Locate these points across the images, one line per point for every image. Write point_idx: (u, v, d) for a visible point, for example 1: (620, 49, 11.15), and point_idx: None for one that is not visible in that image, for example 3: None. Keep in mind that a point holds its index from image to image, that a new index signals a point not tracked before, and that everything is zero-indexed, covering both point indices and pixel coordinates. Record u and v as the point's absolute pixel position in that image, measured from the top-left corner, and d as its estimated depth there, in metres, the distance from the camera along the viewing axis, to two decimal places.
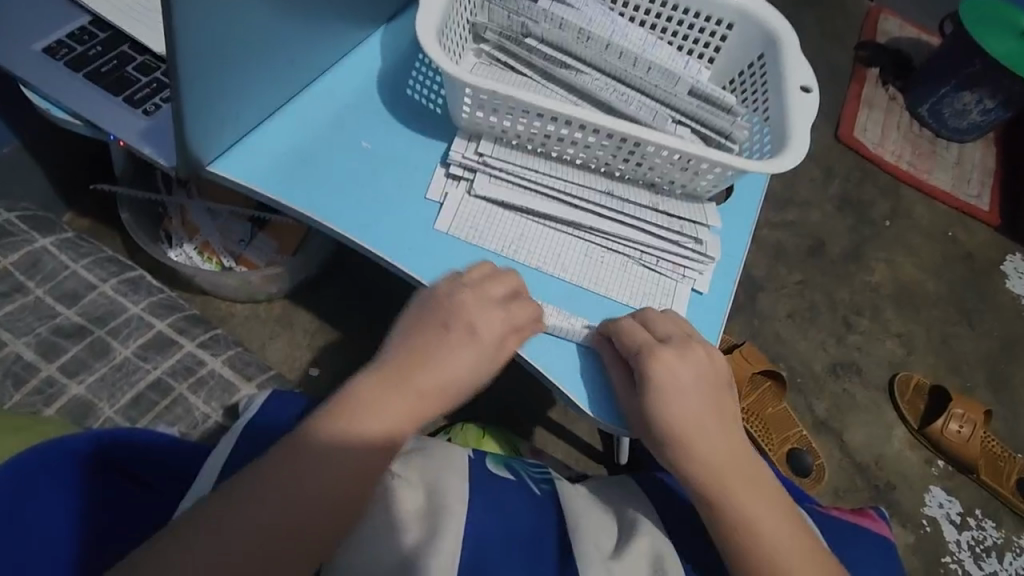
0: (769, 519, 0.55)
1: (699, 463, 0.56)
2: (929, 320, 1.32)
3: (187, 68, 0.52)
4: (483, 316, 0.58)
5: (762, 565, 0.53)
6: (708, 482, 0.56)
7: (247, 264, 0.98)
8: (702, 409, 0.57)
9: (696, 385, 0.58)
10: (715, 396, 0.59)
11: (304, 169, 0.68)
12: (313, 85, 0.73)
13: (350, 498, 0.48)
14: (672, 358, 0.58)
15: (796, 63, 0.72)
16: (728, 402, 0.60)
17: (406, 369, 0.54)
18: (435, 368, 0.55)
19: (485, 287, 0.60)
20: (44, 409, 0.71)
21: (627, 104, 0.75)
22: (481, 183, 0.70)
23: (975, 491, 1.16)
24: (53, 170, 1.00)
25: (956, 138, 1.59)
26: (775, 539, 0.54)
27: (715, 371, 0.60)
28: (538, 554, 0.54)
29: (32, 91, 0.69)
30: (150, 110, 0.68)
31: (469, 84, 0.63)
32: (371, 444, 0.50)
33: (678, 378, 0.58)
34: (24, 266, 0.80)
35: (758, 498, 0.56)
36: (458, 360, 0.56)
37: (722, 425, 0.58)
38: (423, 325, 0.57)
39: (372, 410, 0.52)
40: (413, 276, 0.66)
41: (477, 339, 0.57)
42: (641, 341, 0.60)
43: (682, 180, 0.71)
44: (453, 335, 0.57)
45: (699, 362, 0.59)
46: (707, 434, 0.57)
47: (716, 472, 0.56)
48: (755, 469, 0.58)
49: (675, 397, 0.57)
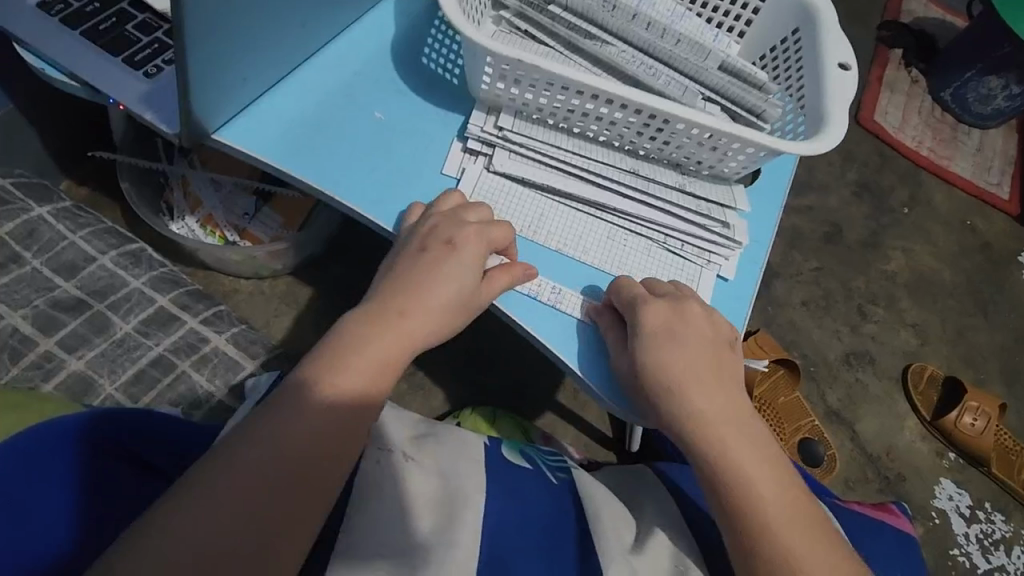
0: (770, 487, 0.51)
1: (694, 421, 0.53)
2: (945, 312, 1.30)
3: (194, 23, 0.47)
4: (464, 236, 0.58)
5: (760, 534, 0.49)
6: (707, 443, 0.53)
7: (251, 238, 0.94)
8: (700, 363, 0.55)
9: (692, 337, 0.56)
10: (712, 354, 0.56)
11: (313, 139, 0.65)
12: (324, 51, 0.69)
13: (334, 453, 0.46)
14: (666, 311, 0.57)
15: (836, 37, 0.68)
16: (728, 359, 0.57)
17: (387, 317, 0.52)
18: (421, 293, 0.54)
19: (467, 219, 0.59)
20: (42, 384, 0.68)
21: (655, 78, 0.71)
22: (500, 159, 0.67)
23: (985, 484, 1.16)
24: (50, 137, 0.96)
25: (978, 124, 1.54)
26: (776, 508, 0.50)
27: (712, 328, 0.58)
28: (556, 547, 0.52)
29: (25, 50, 0.64)
30: (152, 72, 0.64)
31: (491, 51, 0.60)
32: (361, 389, 0.49)
33: (674, 330, 0.56)
34: (20, 235, 0.76)
35: (761, 465, 0.52)
36: (442, 281, 0.55)
37: (721, 383, 0.55)
38: (405, 253, 0.57)
39: (354, 360, 0.49)
40: (392, 229, 0.62)
41: (459, 279, 0.56)
42: (635, 294, 0.58)
43: (710, 160, 0.67)
44: (430, 254, 0.56)
45: (696, 319, 0.57)
46: (705, 390, 0.54)
47: (711, 428, 0.53)
48: (757, 434, 0.54)
49: (670, 349, 0.55)
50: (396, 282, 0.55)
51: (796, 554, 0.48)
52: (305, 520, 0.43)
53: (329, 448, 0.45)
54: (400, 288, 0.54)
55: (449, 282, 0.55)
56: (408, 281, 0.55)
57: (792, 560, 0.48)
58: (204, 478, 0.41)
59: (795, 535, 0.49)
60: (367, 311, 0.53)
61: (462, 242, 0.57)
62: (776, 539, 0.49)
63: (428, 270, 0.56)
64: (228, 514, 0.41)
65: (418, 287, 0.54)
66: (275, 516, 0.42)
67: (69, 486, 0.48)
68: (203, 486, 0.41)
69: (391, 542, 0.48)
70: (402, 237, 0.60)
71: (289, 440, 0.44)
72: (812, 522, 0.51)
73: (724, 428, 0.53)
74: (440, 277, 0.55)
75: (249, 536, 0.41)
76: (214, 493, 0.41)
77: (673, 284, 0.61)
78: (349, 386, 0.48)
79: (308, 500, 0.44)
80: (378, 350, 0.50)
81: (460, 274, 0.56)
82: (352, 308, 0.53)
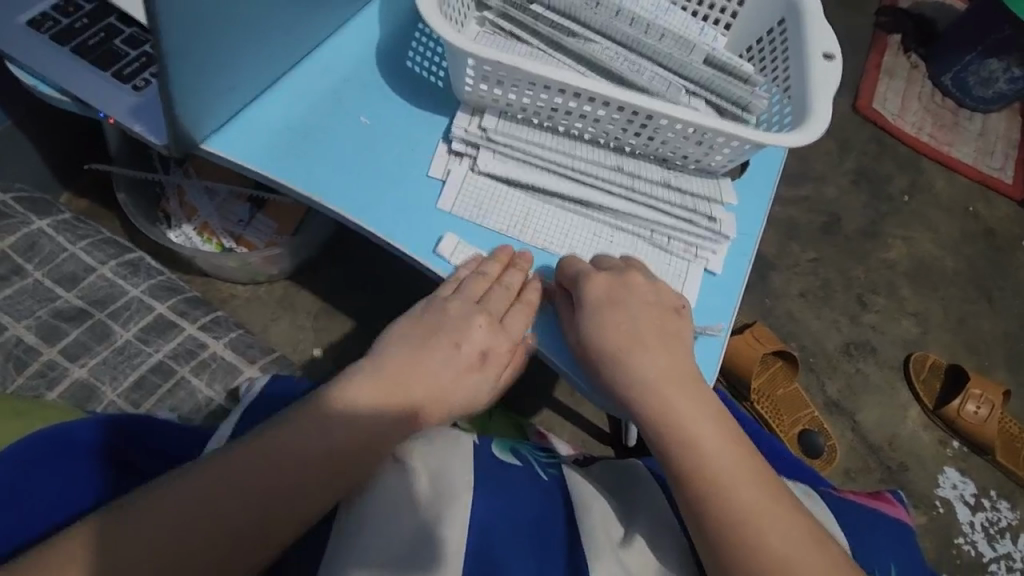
0: (714, 444, 0.52)
1: (634, 387, 0.54)
2: (948, 299, 1.29)
3: (173, 34, 0.48)
4: (497, 350, 0.59)
5: (703, 491, 0.50)
6: (651, 407, 0.53)
7: (247, 244, 0.96)
8: (639, 327, 0.57)
9: (638, 308, 0.58)
10: (657, 317, 0.58)
11: (300, 144, 0.66)
12: (308, 58, 0.70)
13: (335, 460, 0.50)
14: (608, 282, 0.59)
15: (820, 27, 0.68)
16: (672, 323, 0.58)
17: (365, 386, 0.54)
18: (432, 383, 0.56)
19: (492, 309, 0.60)
20: (46, 392, 0.70)
21: (638, 74, 0.72)
22: (484, 160, 0.67)
23: (989, 472, 1.15)
24: (48, 150, 0.98)
25: (980, 108, 1.52)
26: (721, 465, 0.50)
27: (655, 294, 0.59)
28: (545, 540, 0.53)
29: (17, 67, 0.66)
30: (140, 86, 0.65)
31: (472, 54, 0.60)
32: (371, 412, 0.53)
33: (615, 299, 0.58)
34: (21, 248, 0.78)
35: (707, 425, 0.53)
36: (459, 383, 0.57)
37: (664, 346, 0.56)
38: (428, 342, 0.57)
39: (352, 401, 0.53)
40: (447, 274, 0.63)
41: (473, 384, 0.58)
42: (579, 269, 0.60)
43: (695, 155, 0.68)
44: (462, 360, 0.58)
45: (638, 288, 0.59)
46: (647, 355, 0.55)
47: (656, 394, 0.54)
48: (702, 394, 0.55)
49: (612, 317, 0.57)
50: (374, 366, 0.55)
51: (743, 510, 0.48)
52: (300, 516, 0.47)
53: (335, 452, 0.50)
54: (388, 372, 0.55)
55: (463, 391, 0.57)
56: (397, 369, 0.55)
57: (739, 524, 0.48)
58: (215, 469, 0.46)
59: (740, 490, 0.49)
60: (342, 393, 0.53)
61: (493, 357, 0.59)
62: (721, 496, 0.49)
63: (441, 353, 0.57)
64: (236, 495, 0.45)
65: (406, 373, 0.55)
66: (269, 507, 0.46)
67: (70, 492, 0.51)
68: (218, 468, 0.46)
69: (387, 545, 0.48)
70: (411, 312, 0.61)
71: (280, 454, 0.48)
72: (765, 482, 0.50)
73: (668, 394, 0.54)
74: (456, 381, 0.57)
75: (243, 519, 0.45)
76: (207, 486, 0.45)
77: (621, 259, 0.63)
78: (348, 429, 0.51)
79: (295, 515, 0.47)
80: (383, 405, 0.54)
81: (476, 383, 0.58)
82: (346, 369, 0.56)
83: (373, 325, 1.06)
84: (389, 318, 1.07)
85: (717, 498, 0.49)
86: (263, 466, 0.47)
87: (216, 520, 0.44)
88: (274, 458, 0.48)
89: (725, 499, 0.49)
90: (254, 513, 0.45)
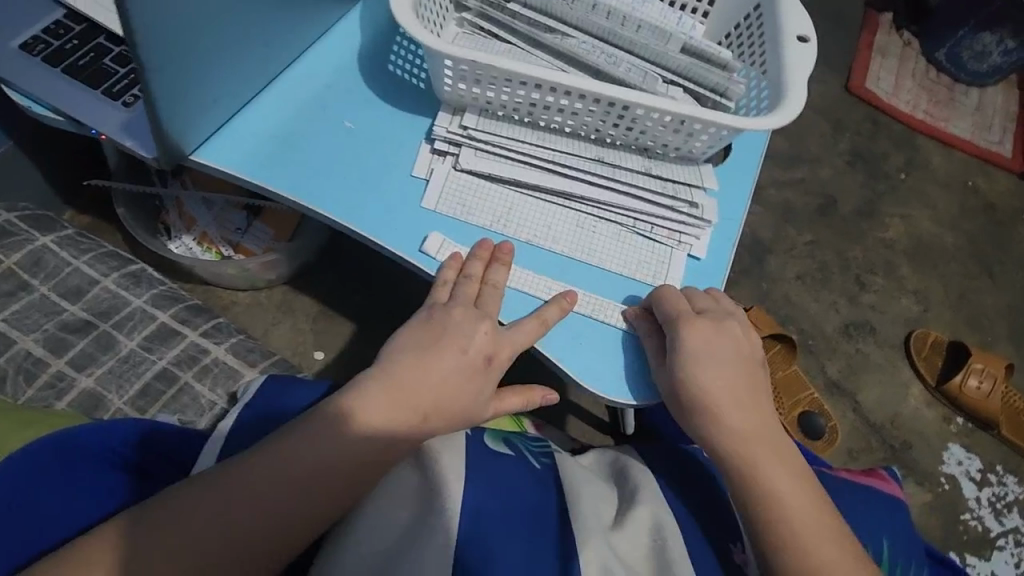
0: (797, 499, 0.53)
1: (730, 433, 0.56)
2: (947, 275, 1.28)
3: (150, 47, 0.50)
4: (501, 351, 0.59)
5: (775, 539, 0.52)
6: (739, 455, 0.56)
7: (245, 252, 0.98)
8: (736, 380, 0.59)
9: (732, 356, 0.60)
10: (748, 371, 0.60)
11: (288, 152, 0.67)
12: (292, 67, 0.72)
13: (345, 472, 0.51)
14: (707, 329, 0.60)
15: (793, 11, 0.69)
16: (758, 374, 0.61)
17: (378, 397, 0.54)
18: (439, 386, 0.56)
19: (489, 310, 0.61)
20: (56, 403, 0.73)
21: (616, 66, 0.73)
22: (466, 157, 0.69)
23: (995, 446, 1.15)
24: (50, 168, 1.01)
25: (976, 82, 1.50)
26: (800, 517, 0.52)
27: (747, 344, 0.62)
28: (538, 524, 0.54)
29: (12, 90, 0.68)
30: (129, 102, 0.67)
31: (449, 55, 0.62)
32: (383, 426, 0.53)
33: (714, 348, 0.59)
34: (27, 265, 0.81)
35: (788, 476, 0.55)
36: (465, 388, 0.57)
37: (754, 402, 0.58)
38: (435, 346, 0.58)
39: (364, 409, 0.53)
40: (434, 272, 0.64)
41: (477, 388, 0.58)
42: (679, 313, 0.61)
43: (675, 143, 0.68)
44: (467, 363, 0.58)
45: (733, 336, 0.61)
46: (743, 410, 0.57)
47: (744, 444, 0.56)
48: (786, 448, 0.57)
49: (709, 366, 0.58)
50: (382, 376, 0.56)
51: (820, 562, 0.50)
52: (310, 526, 0.49)
53: (345, 464, 0.51)
54: (396, 381, 0.55)
55: (467, 395, 0.57)
56: (407, 380, 0.56)
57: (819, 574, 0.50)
58: (225, 477, 0.48)
59: (822, 547, 0.51)
60: (348, 408, 0.53)
61: (498, 359, 0.59)
62: (801, 547, 0.51)
63: (443, 356, 0.57)
64: (246, 504, 0.47)
65: (416, 383, 0.56)
66: (279, 515, 0.48)
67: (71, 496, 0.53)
68: (227, 477, 0.48)
69: (380, 542, 0.50)
70: (423, 310, 0.61)
71: (289, 462, 0.50)
72: (843, 539, 0.52)
73: (754, 443, 0.56)
74: (461, 386, 0.57)
75: (253, 528, 0.47)
76: (219, 493, 0.47)
77: (709, 294, 0.65)
78: (359, 440, 0.52)
79: (305, 523, 0.48)
80: (396, 416, 0.54)
81: (477, 390, 0.58)
82: (358, 376, 0.56)
83: (372, 326, 1.08)
84: (388, 318, 1.09)
85: (792, 549, 0.51)
86: (272, 474, 0.49)
87: (224, 527, 0.46)
88: (284, 467, 0.49)
89: (799, 551, 0.51)
90: (262, 520, 0.47)
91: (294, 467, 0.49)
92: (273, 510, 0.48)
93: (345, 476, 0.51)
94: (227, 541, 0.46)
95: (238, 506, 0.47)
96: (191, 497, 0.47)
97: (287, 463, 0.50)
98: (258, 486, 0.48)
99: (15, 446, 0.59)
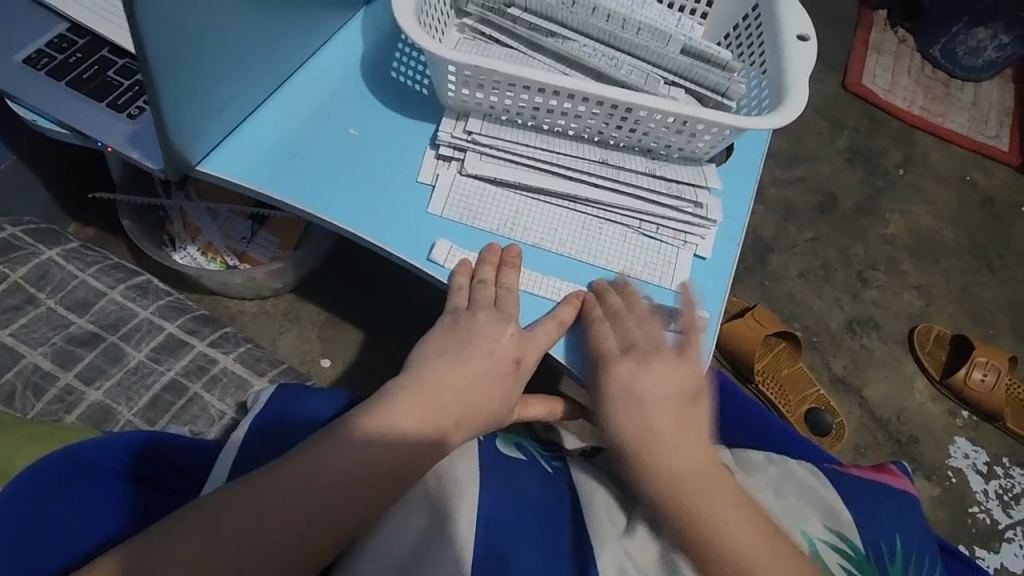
0: (738, 536, 0.52)
1: (662, 479, 0.55)
2: (949, 269, 1.29)
3: (160, 59, 0.50)
4: (530, 354, 0.59)
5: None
6: (672, 499, 0.54)
7: (250, 261, 0.98)
8: (658, 420, 0.57)
9: (653, 395, 0.58)
10: (672, 406, 0.58)
11: (294, 161, 0.68)
12: (296, 75, 0.72)
13: (377, 481, 0.50)
14: (627, 368, 0.59)
15: (792, 10, 0.69)
16: (687, 408, 0.58)
17: (409, 403, 0.54)
18: (466, 394, 0.56)
19: (507, 313, 0.61)
20: (65, 416, 0.73)
21: (617, 68, 0.73)
22: (471, 162, 0.69)
23: (1000, 439, 1.15)
24: (52, 180, 1.01)
25: (971, 77, 1.52)
26: (743, 555, 0.51)
27: (673, 379, 0.59)
28: (553, 528, 0.54)
29: (17, 104, 0.68)
30: (134, 114, 0.68)
31: (452, 60, 0.62)
32: (415, 435, 0.53)
33: (630, 387, 0.58)
34: (32, 278, 0.81)
35: (726, 511, 0.53)
36: (493, 391, 0.57)
37: (683, 437, 0.57)
38: (468, 350, 0.58)
39: (396, 416, 0.53)
40: (445, 279, 0.65)
41: (503, 391, 0.58)
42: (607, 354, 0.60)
43: (678, 143, 0.69)
44: (495, 368, 0.58)
45: (658, 371, 0.59)
46: (675, 447, 0.56)
47: (677, 486, 0.55)
48: (720, 480, 0.55)
49: (628, 410, 0.57)
50: (411, 382, 0.55)
51: None
52: (341, 534, 0.48)
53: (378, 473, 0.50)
54: (427, 386, 0.55)
55: (499, 396, 0.57)
56: (436, 383, 0.55)
57: None
58: (257, 483, 0.47)
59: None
60: (379, 417, 0.53)
61: (526, 360, 0.59)
62: None
63: (467, 362, 0.57)
64: (282, 508, 0.46)
65: (444, 387, 0.55)
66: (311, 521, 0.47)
67: (78, 514, 0.52)
68: (260, 483, 0.47)
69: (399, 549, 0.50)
70: (443, 319, 0.61)
71: (321, 468, 0.49)
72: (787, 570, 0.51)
73: (688, 483, 0.55)
74: (491, 389, 0.57)
75: (287, 534, 0.46)
76: (251, 499, 0.46)
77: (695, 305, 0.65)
78: (394, 449, 0.51)
79: (338, 530, 0.48)
80: (428, 421, 0.54)
81: (502, 393, 0.58)
82: (391, 379, 0.56)
83: (379, 332, 1.08)
84: (394, 323, 1.09)
85: None
86: (303, 483, 0.48)
87: (260, 531, 0.45)
88: (315, 473, 0.48)
89: None
90: (295, 526, 0.46)
91: (328, 474, 0.49)
92: (306, 516, 0.47)
93: (379, 483, 0.50)
94: (258, 547, 0.45)
95: (269, 517, 0.46)
96: (221, 502, 0.46)
97: (323, 469, 0.49)
98: (293, 492, 0.47)
99: (28, 459, 0.59)
